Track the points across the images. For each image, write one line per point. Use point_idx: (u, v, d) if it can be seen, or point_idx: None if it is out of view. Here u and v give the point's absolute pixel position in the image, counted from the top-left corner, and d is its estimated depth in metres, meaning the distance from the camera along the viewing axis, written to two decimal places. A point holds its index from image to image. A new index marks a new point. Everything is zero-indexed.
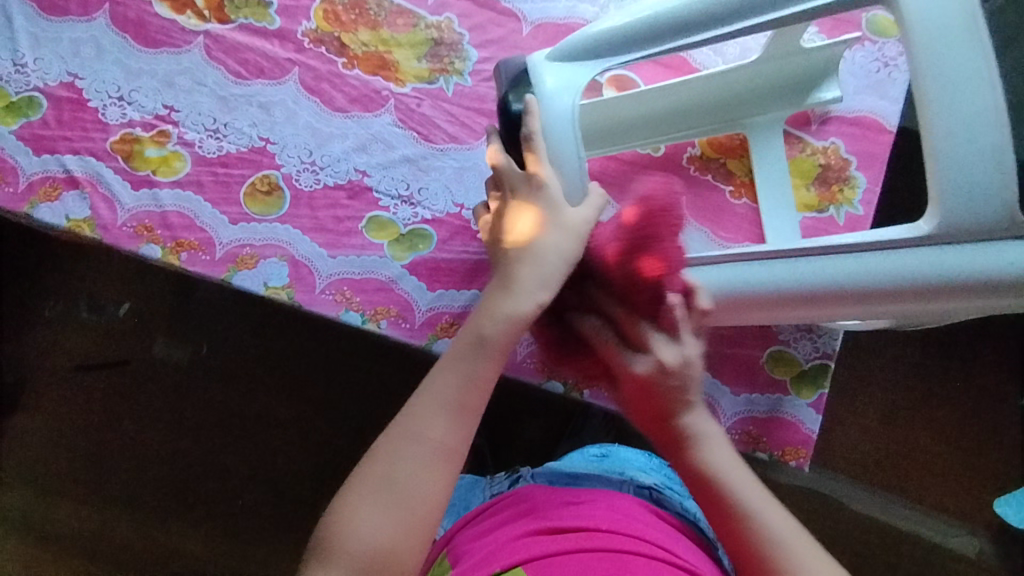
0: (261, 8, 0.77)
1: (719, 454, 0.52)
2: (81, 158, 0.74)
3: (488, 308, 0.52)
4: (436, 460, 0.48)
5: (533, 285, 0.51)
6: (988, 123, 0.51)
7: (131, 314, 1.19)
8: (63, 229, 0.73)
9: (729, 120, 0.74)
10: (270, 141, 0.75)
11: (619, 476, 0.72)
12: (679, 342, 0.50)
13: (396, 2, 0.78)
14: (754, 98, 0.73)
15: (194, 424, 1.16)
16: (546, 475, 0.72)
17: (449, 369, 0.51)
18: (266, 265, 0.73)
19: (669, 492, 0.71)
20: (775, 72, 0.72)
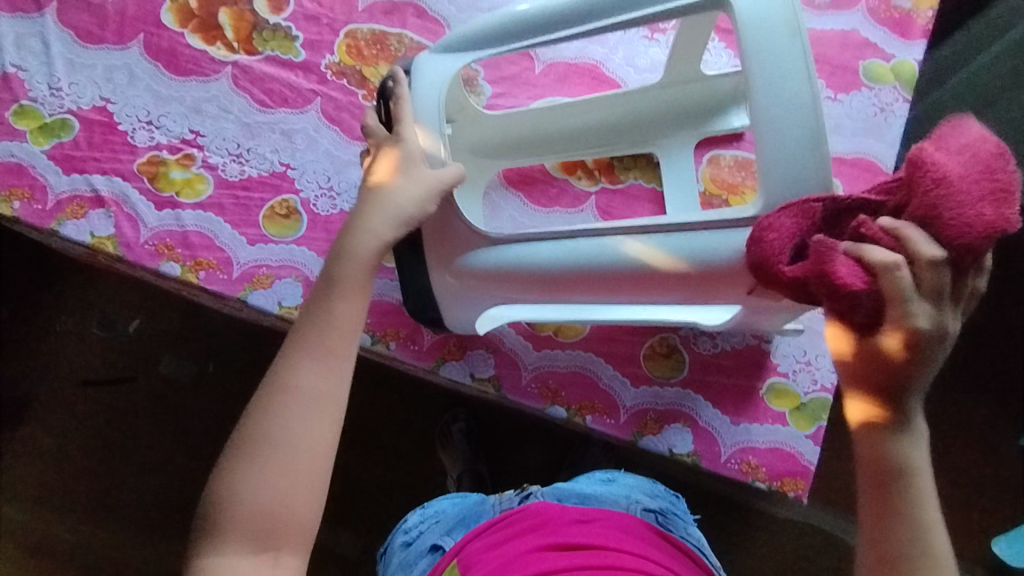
0: (287, 41, 0.81)
1: (916, 451, 0.47)
2: (108, 178, 0.77)
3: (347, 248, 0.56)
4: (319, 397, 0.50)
5: (378, 228, 0.56)
6: (792, 127, 0.51)
7: (141, 330, 1.21)
8: (87, 246, 0.76)
9: (638, 142, 0.77)
10: (291, 167, 0.78)
11: (626, 497, 0.74)
12: (928, 312, 0.42)
13: (415, 39, 0.82)
14: (658, 119, 0.76)
15: (198, 441, 1.18)
16: (557, 492, 0.73)
17: (317, 318, 0.53)
18: (281, 285, 0.75)
19: (672, 515, 0.74)
20: (679, 99, 0.75)
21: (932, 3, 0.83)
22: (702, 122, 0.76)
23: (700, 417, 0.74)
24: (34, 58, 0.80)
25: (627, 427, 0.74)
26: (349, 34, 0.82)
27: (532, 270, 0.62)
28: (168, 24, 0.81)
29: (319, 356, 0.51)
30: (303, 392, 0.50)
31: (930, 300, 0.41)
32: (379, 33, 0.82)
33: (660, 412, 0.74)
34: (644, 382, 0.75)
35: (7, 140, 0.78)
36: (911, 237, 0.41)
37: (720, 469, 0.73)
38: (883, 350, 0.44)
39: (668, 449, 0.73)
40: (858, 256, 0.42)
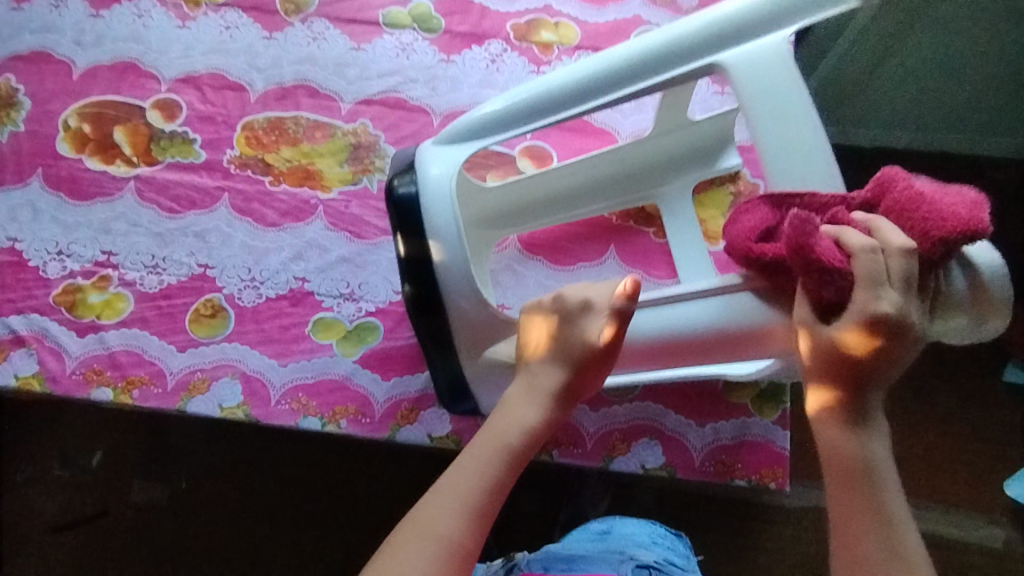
0: (186, 145, 0.82)
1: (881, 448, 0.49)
2: (25, 317, 0.76)
3: (506, 411, 0.53)
4: (467, 533, 0.47)
5: (523, 413, 0.53)
6: (792, 121, 0.55)
7: (104, 462, 1.17)
8: (14, 389, 0.74)
9: (640, 194, 0.77)
10: (209, 266, 0.78)
11: (619, 554, 0.74)
12: (901, 238, 0.48)
13: (312, 118, 0.83)
14: (653, 169, 0.77)
15: (182, 563, 1.13)
16: (543, 560, 0.72)
17: (490, 450, 0.51)
18: (218, 386, 0.73)
19: (668, 568, 0.73)
20: (677, 145, 0.76)
21: None
22: (710, 161, 0.77)
23: (666, 425, 0.72)
24: None
25: (595, 453, 0.72)
26: (245, 126, 0.82)
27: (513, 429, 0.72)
28: (65, 153, 0.81)
29: (475, 492, 0.48)
30: (458, 515, 0.47)
31: (873, 249, 0.48)
32: (275, 119, 0.83)
33: (625, 431, 0.72)
34: (602, 404, 0.73)
35: None
36: (882, 228, 0.49)
37: (696, 475, 0.71)
38: (834, 296, 0.49)
39: (640, 466, 0.71)
40: (840, 240, 0.49)
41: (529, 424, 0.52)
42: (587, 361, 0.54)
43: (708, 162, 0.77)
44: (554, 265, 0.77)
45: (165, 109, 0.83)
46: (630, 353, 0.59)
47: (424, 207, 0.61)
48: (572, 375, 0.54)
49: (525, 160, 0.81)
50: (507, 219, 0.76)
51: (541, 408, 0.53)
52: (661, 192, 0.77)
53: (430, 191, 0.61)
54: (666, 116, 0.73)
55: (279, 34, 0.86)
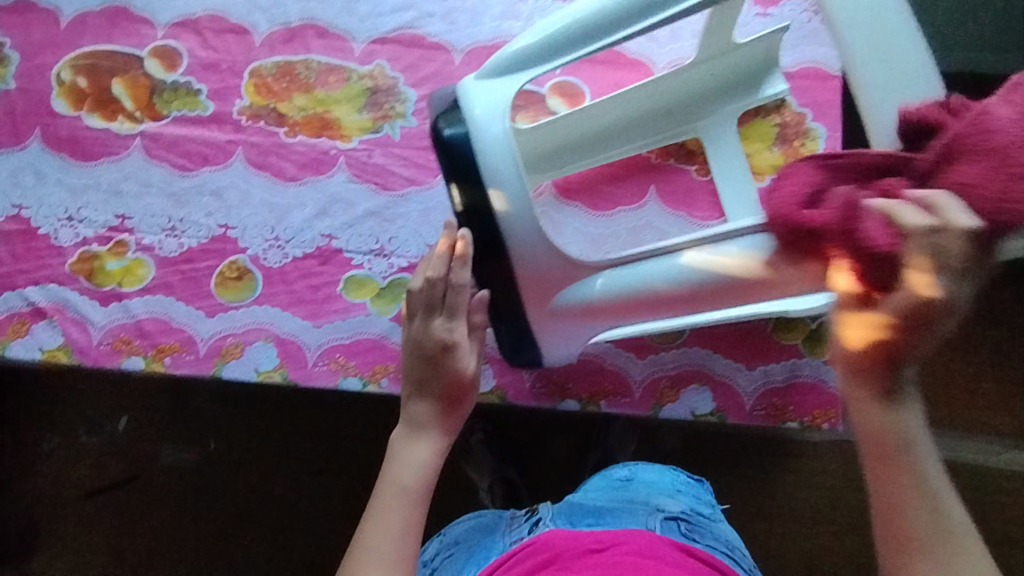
0: (191, 96, 0.76)
1: (916, 422, 0.45)
2: (43, 287, 0.72)
3: (397, 453, 0.55)
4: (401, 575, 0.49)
5: (420, 454, 0.55)
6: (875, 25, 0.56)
7: (130, 427, 1.16)
8: (40, 362, 0.71)
9: (685, 125, 0.72)
10: (230, 227, 0.74)
11: (648, 506, 0.74)
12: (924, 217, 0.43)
13: (323, 61, 0.77)
14: (698, 99, 0.71)
15: (217, 521, 1.14)
16: (568, 513, 0.72)
17: (389, 495, 0.52)
18: (253, 350, 0.71)
19: (696, 518, 0.74)
20: (725, 70, 0.70)
21: None
22: (755, 88, 0.72)
23: (715, 370, 0.70)
24: None
25: (644, 402, 0.70)
26: (253, 72, 0.76)
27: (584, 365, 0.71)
28: (63, 110, 0.76)
29: (396, 537, 0.50)
30: (386, 562, 0.49)
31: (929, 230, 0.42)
32: (284, 64, 0.77)
33: (673, 378, 0.71)
34: (649, 351, 0.71)
35: None
36: (900, 212, 0.44)
37: (748, 419, 0.70)
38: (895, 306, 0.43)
39: (691, 413, 0.70)
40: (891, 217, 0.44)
41: (426, 462, 0.55)
42: (450, 380, 0.57)
43: (750, 91, 0.72)
44: (592, 211, 0.74)
45: (164, 57, 0.77)
46: (607, 310, 0.59)
47: (477, 157, 0.56)
48: (441, 397, 0.57)
49: (556, 98, 0.75)
50: (552, 161, 0.70)
51: (434, 439, 0.56)
52: (704, 126, 0.72)
53: (485, 138, 0.56)
54: (713, 41, 0.67)
55: None
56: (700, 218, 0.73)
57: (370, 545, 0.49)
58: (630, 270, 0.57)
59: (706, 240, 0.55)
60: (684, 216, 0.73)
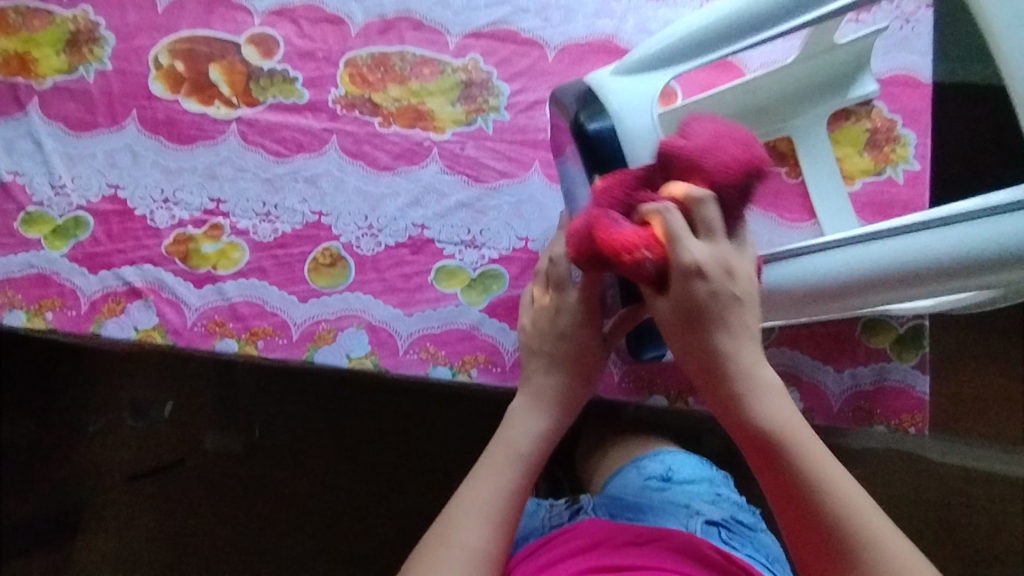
0: (287, 84, 0.77)
1: (743, 350, 0.51)
2: (139, 268, 0.73)
3: (512, 424, 0.61)
4: (494, 537, 0.53)
5: (531, 423, 0.61)
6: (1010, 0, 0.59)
7: (178, 412, 1.15)
8: (134, 342, 0.72)
9: (777, 126, 0.73)
10: (324, 214, 0.74)
11: (685, 508, 0.68)
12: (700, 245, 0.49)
13: (418, 53, 0.78)
14: (792, 99, 0.72)
15: (258, 512, 1.12)
16: (608, 508, 0.68)
17: (501, 458, 0.58)
18: (346, 336, 0.72)
19: (737, 527, 0.68)
20: (819, 71, 0.71)
21: None
22: (845, 89, 0.73)
23: (803, 371, 0.71)
24: (29, 160, 0.75)
25: None
26: (349, 62, 0.77)
27: None
28: (160, 93, 0.77)
29: (494, 501, 0.55)
30: (480, 523, 0.53)
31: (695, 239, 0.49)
32: (379, 55, 0.78)
33: None
34: None
35: (23, 251, 0.73)
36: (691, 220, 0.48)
37: (835, 420, 0.70)
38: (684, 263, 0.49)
39: None
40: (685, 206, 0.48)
41: (538, 432, 0.60)
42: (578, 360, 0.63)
43: (840, 91, 0.74)
44: None
45: (260, 45, 0.78)
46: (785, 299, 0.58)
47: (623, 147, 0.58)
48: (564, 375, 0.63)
49: None
50: None
51: (548, 417, 0.61)
52: (798, 125, 0.73)
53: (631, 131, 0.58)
54: (813, 42, 0.68)
55: None
56: (790, 219, 0.74)
57: (468, 500, 0.55)
58: (788, 264, 0.57)
59: (865, 237, 0.54)
60: (774, 217, 0.74)
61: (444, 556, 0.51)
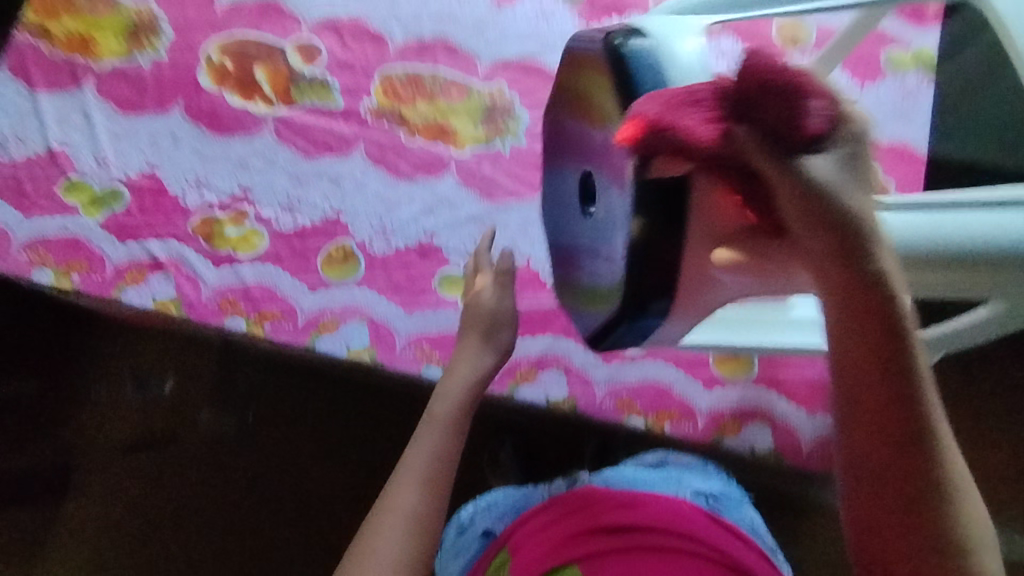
0: (324, 90, 0.83)
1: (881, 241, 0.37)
2: (164, 242, 0.78)
3: (441, 392, 0.62)
4: (428, 501, 0.53)
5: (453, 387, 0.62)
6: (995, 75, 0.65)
7: (177, 391, 1.19)
8: (150, 310, 0.77)
9: None
10: (342, 212, 0.80)
11: (678, 484, 0.70)
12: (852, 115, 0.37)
13: (449, 75, 0.84)
14: None
15: (242, 496, 1.15)
16: (606, 478, 0.70)
17: (430, 429, 0.58)
18: (348, 328, 0.76)
19: (727, 499, 0.71)
20: None
21: None
22: None
23: (777, 411, 0.75)
24: (78, 134, 0.81)
25: (707, 431, 0.75)
26: (384, 77, 0.83)
27: (680, 393, 0.75)
28: (207, 86, 0.83)
29: (426, 465, 0.55)
30: (415, 489, 0.53)
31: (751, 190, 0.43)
32: (413, 73, 0.84)
33: (736, 412, 0.75)
34: (717, 384, 0.76)
35: (60, 215, 0.79)
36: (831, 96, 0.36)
37: (803, 461, 0.74)
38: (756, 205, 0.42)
39: (750, 448, 0.74)
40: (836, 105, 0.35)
41: (459, 397, 0.62)
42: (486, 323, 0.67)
43: None
44: None
45: (305, 52, 0.84)
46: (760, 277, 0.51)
47: None
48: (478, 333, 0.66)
49: None
50: None
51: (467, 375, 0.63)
52: None
53: None
54: None
55: None
56: None
57: (406, 471, 0.54)
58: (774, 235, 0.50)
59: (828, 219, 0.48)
60: None
61: (380, 530, 0.50)
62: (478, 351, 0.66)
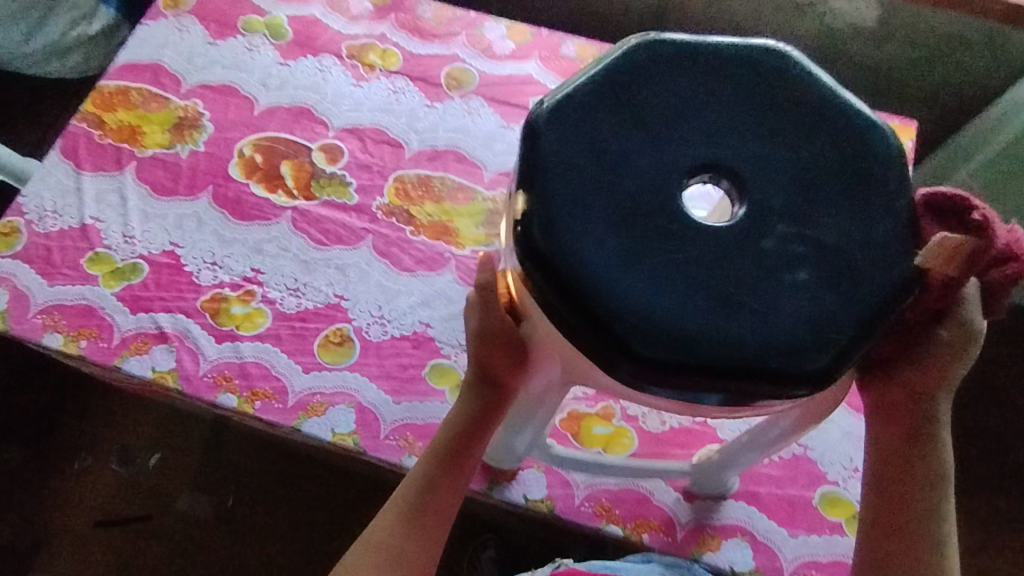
0: (342, 187, 0.90)
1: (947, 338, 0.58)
2: (173, 316, 0.82)
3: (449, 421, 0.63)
4: (412, 536, 0.59)
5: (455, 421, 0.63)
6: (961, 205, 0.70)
7: (162, 464, 1.18)
8: (148, 380, 0.80)
9: None
10: (344, 298, 0.84)
11: None
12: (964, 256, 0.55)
13: (457, 181, 0.91)
14: None
15: None
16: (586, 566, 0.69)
17: (426, 460, 0.62)
18: (335, 411, 0.78)
19: None
20: None
21: (910, 134, 0.91)
22: None
23: (757, 529, 0.73)
24: (111, 211, 0.88)
25: (685, 545, 0.73)
26: (397, 178, 0.91)
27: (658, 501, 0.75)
28: (236, 176, 0.91)
29: (419, 501, 0.60)
30: (402, 521, 0.59)
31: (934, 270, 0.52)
32: (424, 177, 0.91)
33: (716, 527, 0.74)
34: (699, 496, 0.75)
35: (81, 284, 0.84)
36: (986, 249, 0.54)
37: None
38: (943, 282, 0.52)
39: (729, 567, 0.72)
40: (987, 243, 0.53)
41: (456, 429, 0.63)
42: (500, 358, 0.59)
43: None
44: None
45: (328, 152, 0.92)
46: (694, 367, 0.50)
47: None
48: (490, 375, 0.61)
49: None
50: None
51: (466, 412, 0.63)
52: None
53: None
54: None
55: (439, 104, 0.96)
56: None
57: (403, 499, 0.60)
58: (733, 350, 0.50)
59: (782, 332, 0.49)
60: None
61: (367, 546, 0.58)
62: (470, 405, 0.63)
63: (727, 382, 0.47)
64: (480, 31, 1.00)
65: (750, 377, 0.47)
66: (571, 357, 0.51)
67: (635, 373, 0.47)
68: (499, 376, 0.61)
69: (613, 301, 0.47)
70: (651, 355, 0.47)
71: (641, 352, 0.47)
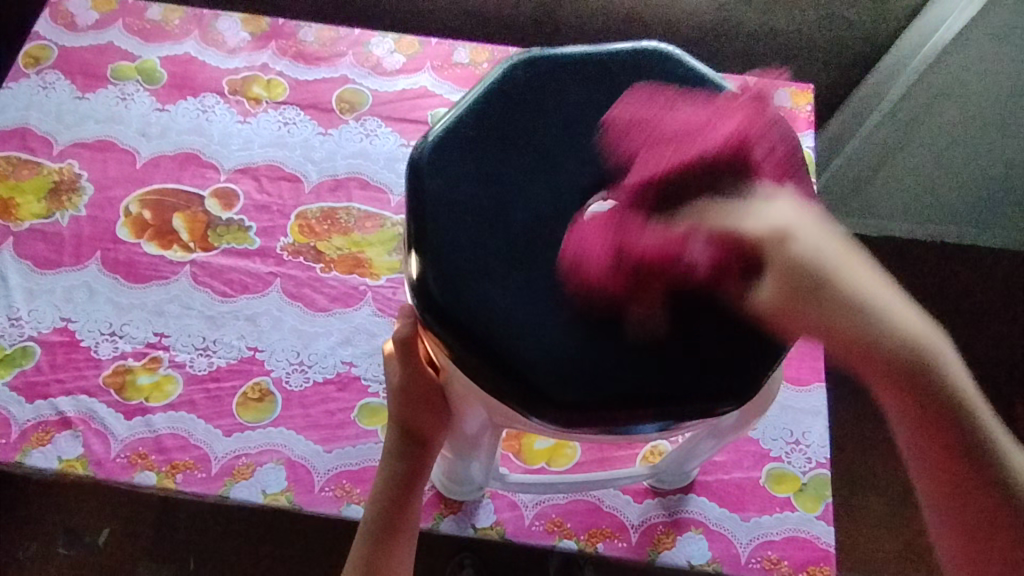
0: (241, 232, 0.85)
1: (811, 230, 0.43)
2: (74, 398, 0.77)
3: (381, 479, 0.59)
4: None
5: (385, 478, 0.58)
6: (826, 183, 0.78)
7: (109, 544, 1.11)
8: (56, 472, 0.74)
9: None
10: (259, 349, 0.79)
11: None
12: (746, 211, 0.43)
13: (363, 209, 0.87)
14: None
15: None
16: None
17: (364, 529, 0.57)
18: (263, 472, 0.74)
19: None
20: None
21: (808, 98, 0.90)
22: None
23: (710, 519, 0.73)
24: None
25: (640, 547, 0.72)
26: (300, 215, 0.87)
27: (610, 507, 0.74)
28: (125, 237, 0.85)
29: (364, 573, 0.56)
30: None
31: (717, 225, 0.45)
32: (328, 209, 0.87)
33: (670, 524, 0.73)
34: (647, 496, 0.74)
35: None
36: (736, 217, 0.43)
37: (744, 572, 0.71)
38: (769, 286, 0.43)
39: (687, 561, 0.72)
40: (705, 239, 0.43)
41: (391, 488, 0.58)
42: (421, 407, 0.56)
43: None
44: None
45: (223, 198, 0.87)
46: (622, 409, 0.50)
47: None
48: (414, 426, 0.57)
49: None
50: None
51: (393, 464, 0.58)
52: None
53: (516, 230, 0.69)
54: None
55: (333, 130, 0.92)
56: None
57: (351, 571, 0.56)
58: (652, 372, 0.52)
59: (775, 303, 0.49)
60: None
61: None
62: (394, 467, 0.58)
63: (654, 407, 0.46)
64: (366, 49, 0.96)
65: (674, 400, 0.46)
66: (491, 406, 0.49)
67: (557, 419, 0.45)
68: (422, 429, 0.57)
69: (526, 344, 0.46)
70: (571, 397, 0.45)
71: (560, 396, 0.45)
